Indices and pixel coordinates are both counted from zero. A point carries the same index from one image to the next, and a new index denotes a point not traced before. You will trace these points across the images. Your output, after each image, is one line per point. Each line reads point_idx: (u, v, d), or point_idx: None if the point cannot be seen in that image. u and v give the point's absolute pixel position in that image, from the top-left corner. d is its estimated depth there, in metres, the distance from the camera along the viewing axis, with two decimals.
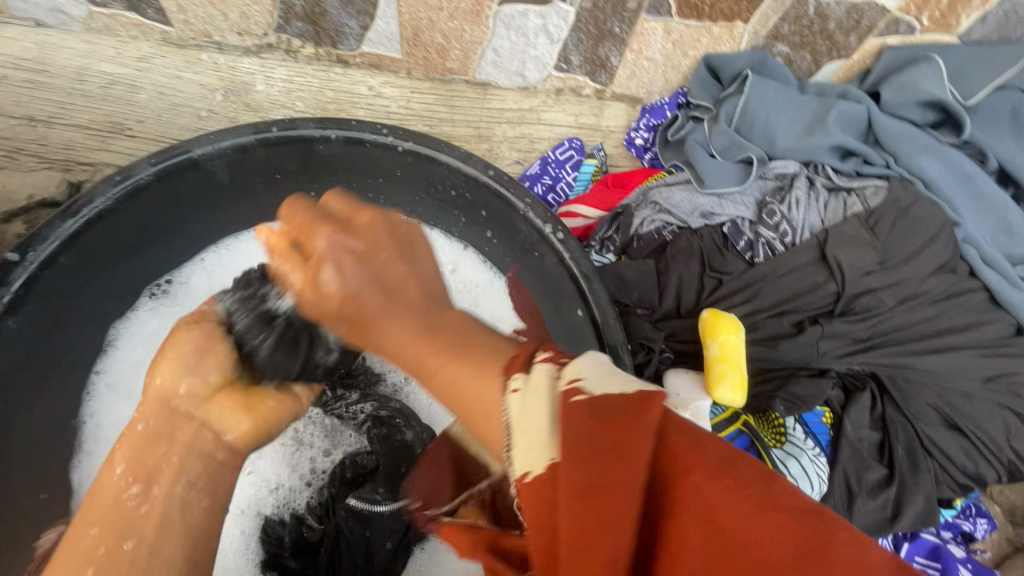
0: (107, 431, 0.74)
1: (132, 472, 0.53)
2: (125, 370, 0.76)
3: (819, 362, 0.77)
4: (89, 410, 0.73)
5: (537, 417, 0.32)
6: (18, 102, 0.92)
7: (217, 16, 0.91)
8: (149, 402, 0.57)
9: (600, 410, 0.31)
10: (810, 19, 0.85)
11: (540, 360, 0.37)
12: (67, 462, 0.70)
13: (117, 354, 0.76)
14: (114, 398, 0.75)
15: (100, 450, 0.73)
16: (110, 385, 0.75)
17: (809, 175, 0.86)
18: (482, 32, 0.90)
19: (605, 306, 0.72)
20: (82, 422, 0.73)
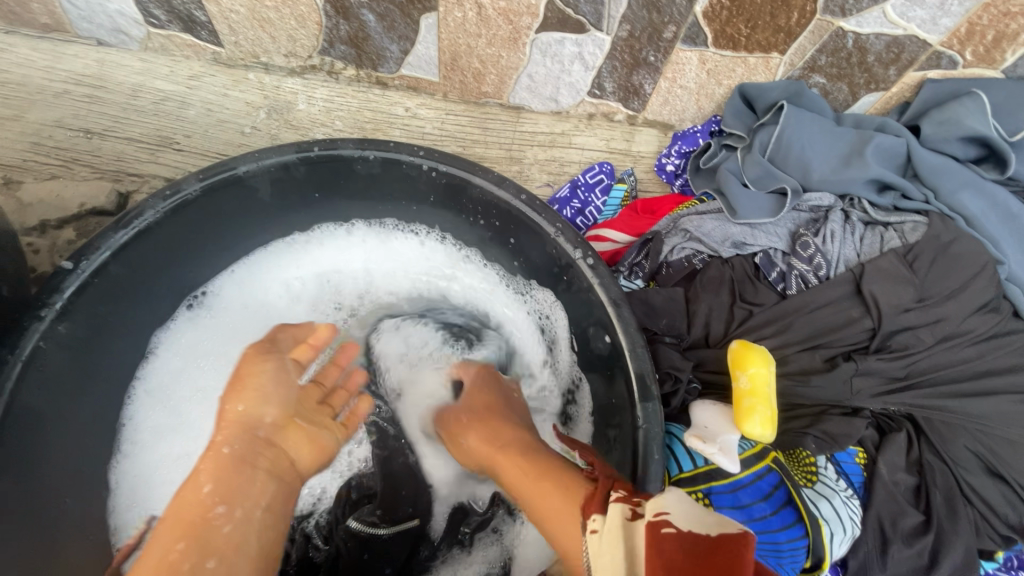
0: (142, 435, 0.77)
1: (217, 493, 0.61)
2: (164, 378, 0.80)
3: (853, 401, 0.74)
4: (128, 413, 0.77)
5: (613, 556, 0.47)
6: (77, 116, 0.97)
7: (266, 38, 0.95)
8: (229, 426, 0.66)
9: (689, 553, 0.43)
10: (848, 51, 0.85)
11: (614, 498, 0.52)
12: (102, 464, 0.74)
13: (155, 363, 0.79)
14: (152, 404, 0.79)
15: (134, 451, 0.77)
16: (149, 392, 0.79)
17: (844, 208, 0.85)
18: (519, 58, 0.92)
19: (633, 333, 0.71)
20: (120, 424, 0.76)
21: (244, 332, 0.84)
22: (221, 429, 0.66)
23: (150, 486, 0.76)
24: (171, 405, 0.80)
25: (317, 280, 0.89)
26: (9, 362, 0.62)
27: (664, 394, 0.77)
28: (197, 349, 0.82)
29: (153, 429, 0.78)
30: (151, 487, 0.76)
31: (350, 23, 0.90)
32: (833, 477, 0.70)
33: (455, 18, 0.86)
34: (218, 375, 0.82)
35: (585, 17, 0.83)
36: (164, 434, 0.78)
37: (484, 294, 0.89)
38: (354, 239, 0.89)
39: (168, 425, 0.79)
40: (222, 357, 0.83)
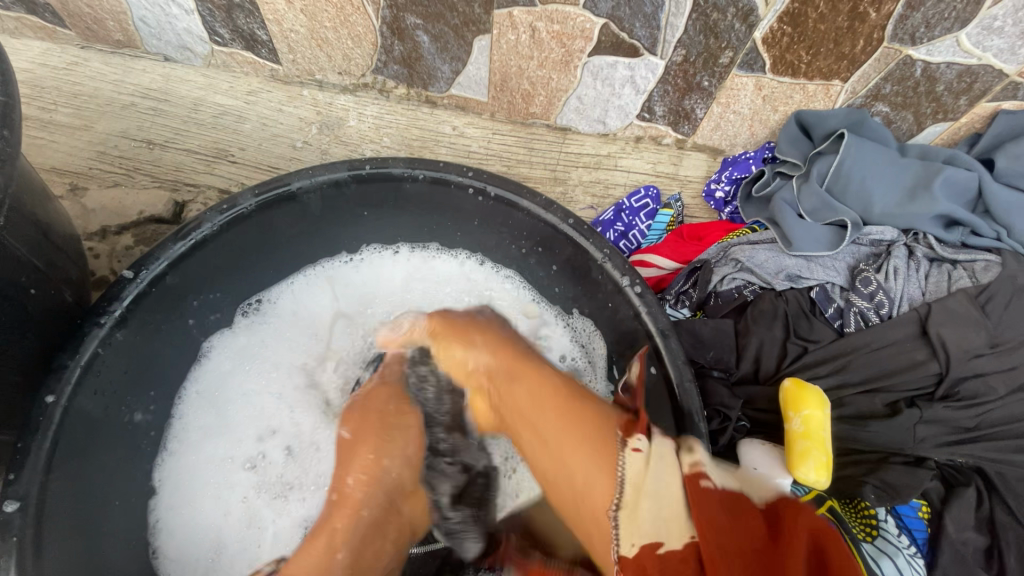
0: (188, 437, 0.78)
1: (350, 565, 0.57)
2: (213, 380, 0.81)
3: (916, 450, 0.70)
4: (178, 413, 0.78)
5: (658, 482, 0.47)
6: (142, 128, 1.02)
7: (323, 57, 0.98)
8: (366, 483, 0.62)
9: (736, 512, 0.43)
10: (915, 80, 0.81)
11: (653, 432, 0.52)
12: (151, 463, 0.75)
13: (206, 365, 0.81)
14: (200, 406, 0.80)
15: (180, 452, 0.77)
16: (197, 393, 0.80)
17: (908, 243, 0.81)
18: (570, 80, 0.92)
19: (682, 366, 0.68)
20: (169, 423, 0.78)
21: (292, 343, 0.85)
22: (340, 509, 0.60)
23: (195, 486, 0.76)
24: (220, 408, 0.80)
25: (362, 295, 0.89)
26: (69, 367, 0.63)
27: (711, 431, 0.74)
28: (247, 353, 0.83)
29: (200, 430, 0.79)
30: (195, 489, 0.76)
31: (404, 43, 0.92)
32: (895, 532, 0.66)
33: (509, 40, 0.87)
34: (265, 383, 0.83)
35: (640, 41, 0.82)
36: (210, 436, 0.79)
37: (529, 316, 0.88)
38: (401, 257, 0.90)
39: (215, 430, 0.79)
40: (266, 365, 0.83)
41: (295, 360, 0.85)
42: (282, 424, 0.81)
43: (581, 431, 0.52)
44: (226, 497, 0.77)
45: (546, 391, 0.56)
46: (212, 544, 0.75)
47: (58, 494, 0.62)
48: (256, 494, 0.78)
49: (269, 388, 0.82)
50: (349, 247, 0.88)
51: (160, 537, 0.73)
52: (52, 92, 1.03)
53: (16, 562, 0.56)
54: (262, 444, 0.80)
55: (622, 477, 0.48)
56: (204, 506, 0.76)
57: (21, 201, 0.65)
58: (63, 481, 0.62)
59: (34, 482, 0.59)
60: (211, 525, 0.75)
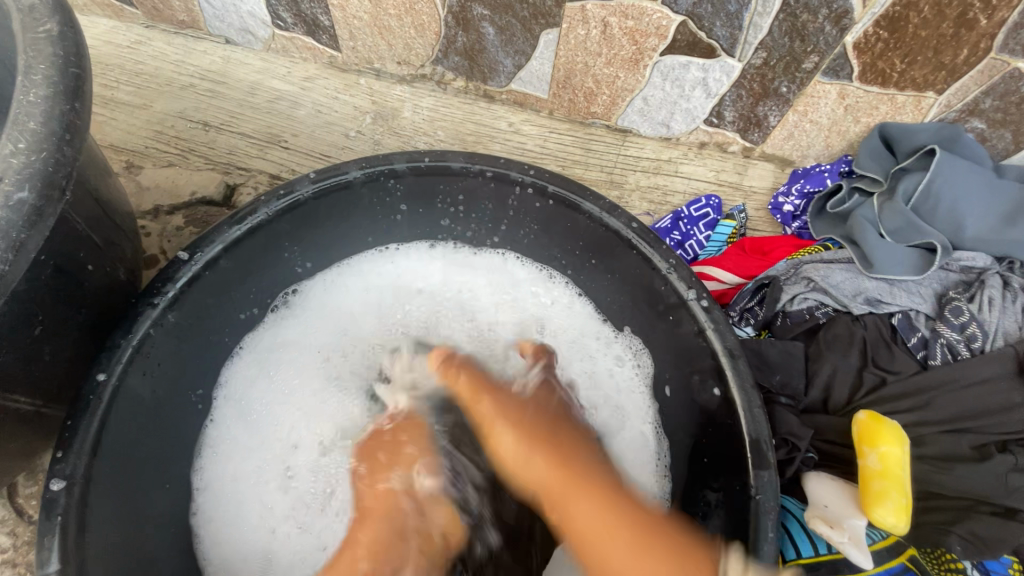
0: (221, 448, 0.75)
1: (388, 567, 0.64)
2: (241, 386, 0.77)
3: (1007, 500, 0.63)
4: (212, 422, 0.75)
5: None
6: (199, 109, 1.02)
7: (383, 46, 0.96)
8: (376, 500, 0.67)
9: None
10: (1021, 96, 0.75)
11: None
12: (190, 466, 0.73)
13: (234, 365, 0.77)
14: (231, 411, 0.76)
15: (214, 461, 0.74)
16: (227, 398, 0.77)
17: (1002, 273, 0.74)
18: (636, 80, 0.88)
19: (750, 390, 0.64)
20: (205, 433, 0.75)
21: (320, 339, 0.82)
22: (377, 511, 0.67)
23: (232, 496, 0.74)
24: (248, 418, 0.77)
25: (394, 296, 0.86)
26: (121, 346, 0.63)
27: (777, 461, 0.68)
28: (278, 356, 0.80)
29: (232, 441, 0.76)
30: (235, 503, 0.73)
31: (468, 34, 0.89)
32: None
33: (577, 35, 0.83)
34: (292, 389, 0.79)
35: (718, 41, 0.78)
36: (246, 449, 0.76)
37: (580, 336, 0.83)
38: (436, 255, 0.87)
39: (250, 441, 0.76)
40: (294, 371, 0.80)
41: (318, 366, 0.81)
42: (307, 438, 0.78)
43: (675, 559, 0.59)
44: (269, 514, 0.74)
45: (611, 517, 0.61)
46: (258, 562, 0.72)
47: (103, 474, 0.61)
48: (296, 508, 0.75)
49: (298, 395, 0.79)
50: (386, 241, 0.85)
51: (200, 548, 0.71)
52: (115, 70, 1.04)
53: (59, 543, 0.55)
54: (294, 456, 0.77)
55: None
56: (245, 522, 0.73)
57: (85, 174, 0.64)
58: (109, 463, 0.62)
59: (81, 461, 0.58)
60: (255, 541, 0.73)
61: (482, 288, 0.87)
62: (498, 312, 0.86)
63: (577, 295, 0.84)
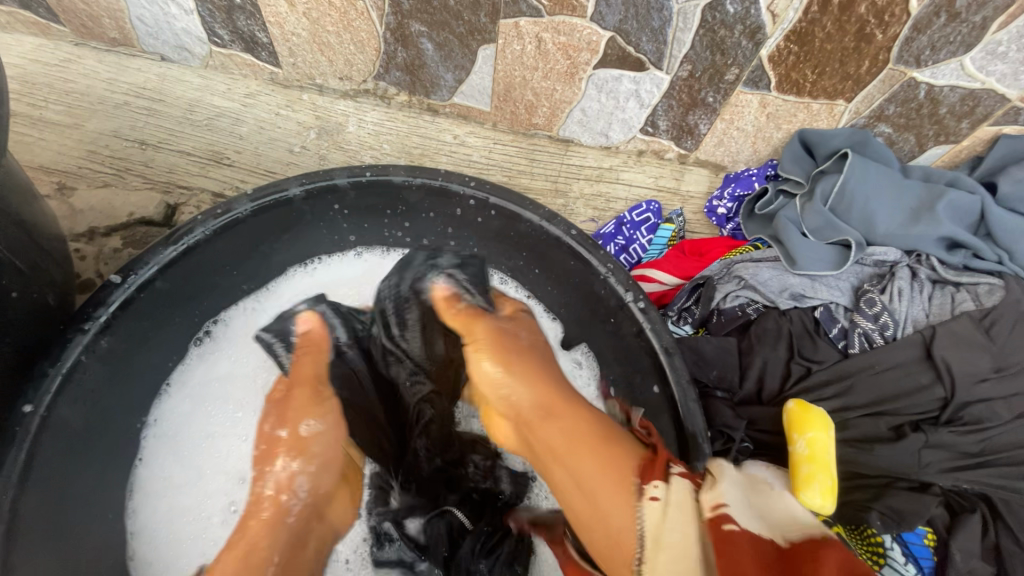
0: (156, 488, 0.73)
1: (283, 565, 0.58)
2: (173, 423, 0.75)
3: (922, 476, 0.68)
4: (143, 462, 0.73)
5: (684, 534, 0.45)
6: (135, 128, 1.00)
7: (323, 62, 0.96)
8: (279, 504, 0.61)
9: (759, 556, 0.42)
10: (919, 102, 0.82)
11: (676, 475, 0.50)
12: (123, 508, 0.70)
13: (165, 403, 0.75)
14: (164, 450, 0.74)
15: (148, 503, 0.72)
16: (158, 436, 0.74)
17: (911, 265, 0.80)
18: (573, 93, 0.91)
19: (686, 386, 0.67)
20: (137, 474, 0.72)
21: (247, 367, 0.79)
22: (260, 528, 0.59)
23: (172, 536, 0.71)
24: (184, 455, 0.74)
25: None
26: (49, 374, 0.61)
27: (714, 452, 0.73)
28: (206, 389, 0.77)
29: (168, 480, 0.73)
30: (176, 542, 0.71)
31: (408, 50, 0.91)
32: (900, 561, 0.66)
33: (514, 51, 0.86)
34: (226, 421, 0.76)
35: (646, 55, 0.82)
36: (179, 488, 0.73)
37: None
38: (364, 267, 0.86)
39: (187, 478, 0.74)
40: (226, 404, 0.77)
41: (250, 393, 0.78)
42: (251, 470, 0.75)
43: (620, 479, 0.50)
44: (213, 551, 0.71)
45: (581, 432, 0.54)
46: None
47: (34, 507, 0.59)
48: None
49: (231, 427, 0.76)
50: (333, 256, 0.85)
51: None
52: (43, 89, 1.01)
53: None
54: (233, 487, 0.73)
55: (642, 527, 0.47)
56: (187, 562, 0.70)
57: (5, 199, 0.62)
58: (37, 496, 0.59)
59: (8, 496, 0.56)
60: None
61: None
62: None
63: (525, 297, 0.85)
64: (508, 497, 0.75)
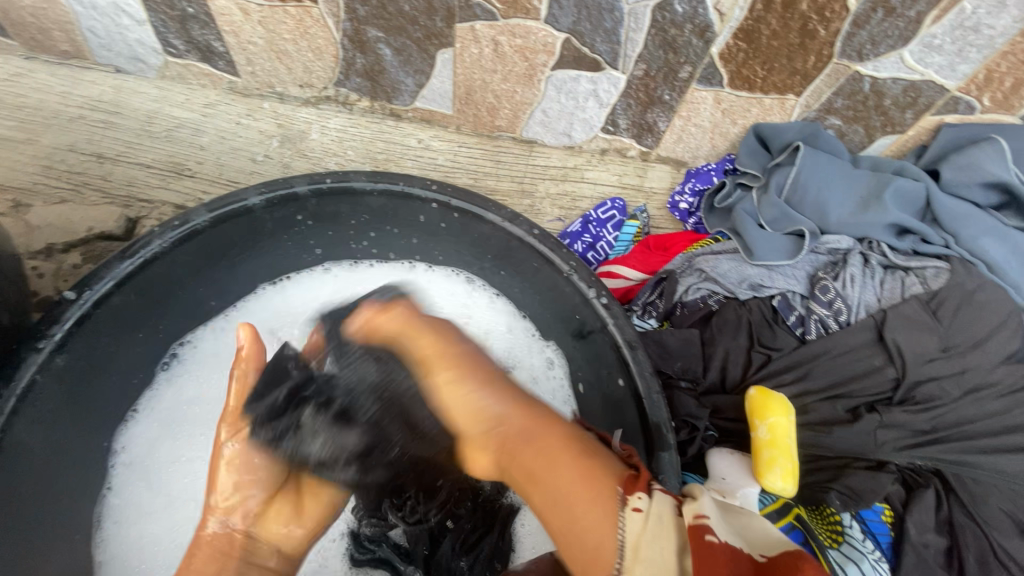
0: (126, 516, 0.71)
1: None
2: (142, 450, 0.74)
3: (877, 454, 0.71)
4: (111, 489, 0.71)
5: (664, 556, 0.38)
6: (91, 141, 0.98)
7: (282, 69, 0.96)
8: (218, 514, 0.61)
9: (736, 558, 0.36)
10: (865, 94, 0.85)
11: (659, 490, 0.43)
12: (92, 538, 0.69)
13: (133, 429, 0.74)
14: (133, 477, 0.73)
15: (119, 531, 0.70)
16: (127, 464, 0.73)
17: (863, 251, 0.83)
18: (533, 94, 0.92)
19: (649, 378, 0.69)
20: (104, 502, 0.71)
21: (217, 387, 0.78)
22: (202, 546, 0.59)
23: (143, 565, 0.69)
24: (154, 481, 0.73)
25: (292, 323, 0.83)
26: (3, 395, 0.59)
27: (680, 442, 0.74)
28: (176, 413, 0.76)
29: (138, 507, 0.72)
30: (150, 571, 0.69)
31: (366, 56, 0.91)
32: (859, 538, 0.66)
33: (471, 54, 0.87)
34: (197, 443, 0.75)
35: (601, 55, 0.83)
36: (150, 514, 0.72)
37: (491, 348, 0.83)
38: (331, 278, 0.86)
39: (159, 504, 0.72)
40: (198, 426, 0.76)
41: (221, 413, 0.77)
42: None
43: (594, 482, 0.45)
44: None
45: (557, 446, 0.49)
46: None
47: None
48: None
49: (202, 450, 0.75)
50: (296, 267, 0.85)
51: None
52: None
53: None
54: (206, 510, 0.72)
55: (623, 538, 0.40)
56: None
57: None
58: None
59: None
60: None
61: None
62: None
63: (495, 296, 0.85)
64: (488, 493, 0.74)
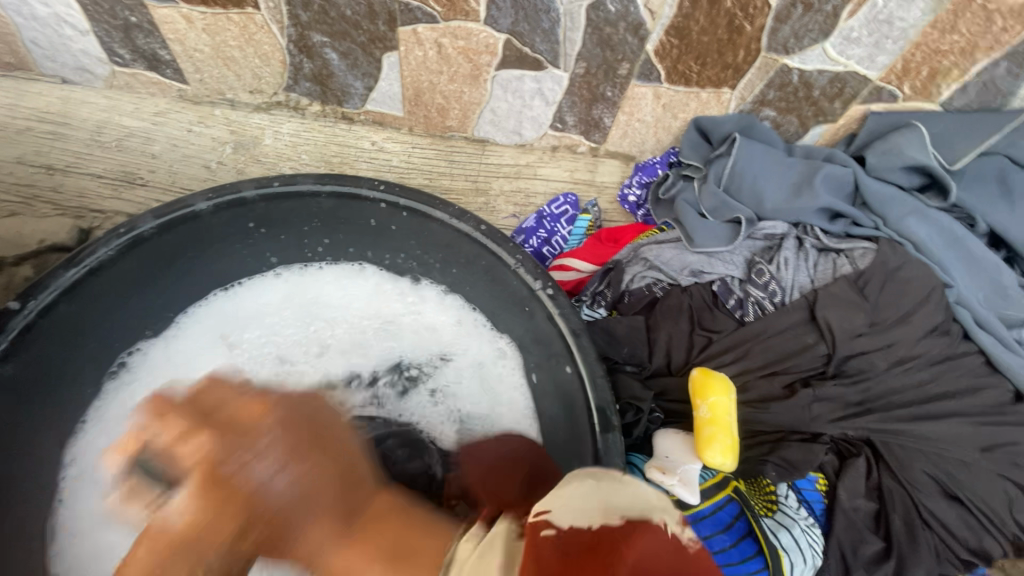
0: (83, 526, 0.70)
1: None
2: (94, 460, 0.72)
3: (812, 427, 0.75)
4: (66, 503, 0.70)
5: (496, 555, 0.35)
6: (39, 153, 0.97)
7: (231, 76, 0.97)
8: None
9: (569, 551, 0.31)
10: (794, 86, 0.88)
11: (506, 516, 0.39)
12: (46, 550, 0.67)
13: (83, 440, 0.73)
14: (87, 488, 0.71)
15: (76, 544, 0.69)
16: (79, 475, 0.71)
17: (798, 236, 0.87)
18: (481, 94, 0.95)
19: (593, 364, 0.71)
20: (59, 516, 0.69)
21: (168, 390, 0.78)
22: None
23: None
24: None
25: (239, 325, 0.83)
26: None
27: (626, 424, 0.77)
28: (126, 421, 0.75)
29: (93, 518, 0.70)
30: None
31: (313, 61, 0.92)
32: (794, 506, 0.70)
33: (417, 56, 0.89)
34: None
35: (542, 55, 0.86)
36: (104, 526, 0.70)
37: (437, 339, 0.85)
38: (281, 280, 0.86)
39: (112, 513, 0.70)
40: None
41: None
42: None
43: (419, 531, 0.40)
44: None
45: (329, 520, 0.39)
46: None
47: None
48: None
49: None
50: (243, 272, 0.84)
51: None
52: None
53: None
54: None
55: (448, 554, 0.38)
56: None
57: None
58: None
59: None
60: None
61: (338, 298, 0.86)
62: (360, 324, 0.86)
63: (445, 290, 0.87)
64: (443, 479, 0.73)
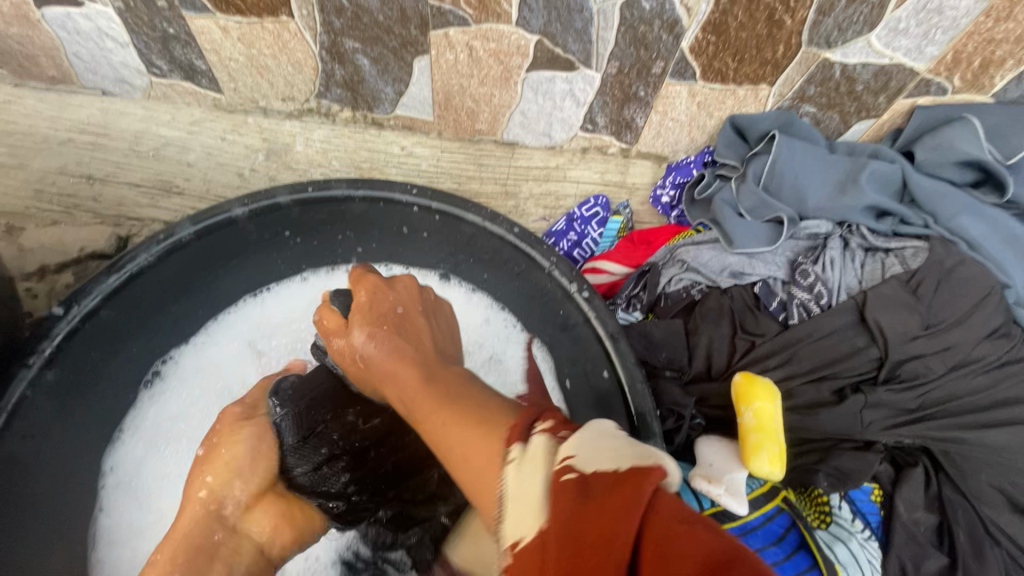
0: (121, 537, 0.70)
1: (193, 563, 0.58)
2: (132, 469, 0.73)
3: (864, 435, 0.71)
4: (104, 512, 0.70)
5: (532, 483, 0.41)
6: (80, 163, 0.99)
7: (264, 84, 0.98)
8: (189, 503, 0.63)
9: (589, 492, 0.37)
10: (836, 81, 0.85)
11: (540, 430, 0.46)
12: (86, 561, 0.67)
13: (121, 449, 0.73)
14: (125, 498, 0.71)
15: (115, 555, 0.69)
16: (116, 484, 0.71)
17: (843, 235, 0.84)
18: (511, 96, 0.94)
19: (633, 369, 0.69)
20: (99, 525, 0.69)
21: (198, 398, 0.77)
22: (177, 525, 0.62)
23: None
24: (143, 501, 0.71)
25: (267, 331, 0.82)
26: None
27: (666, 430, 0.75)
28: (162, 431, 0.75)
29: (131, 527, 0.70)
30: None
31: (344, 67, 0.92)
32: (848, 518, 0.67)
33: (447, 60, 0.89)
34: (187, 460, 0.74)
35: (574, 55, 0.85)
36: (142, 534, 0.70)
37: None
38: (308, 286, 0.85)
39: (148, 523, 0.71)
40: (186, 441, 0.75)
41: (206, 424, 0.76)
42: None
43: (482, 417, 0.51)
44: None
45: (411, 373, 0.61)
46: None
47: None
48: None
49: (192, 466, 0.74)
50: (269, 278, 0.83)
51: None
52: None
53: None
54: None
55: (503, 492, 0.43)
56: None
57: None
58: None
59: None
60: None
61: None
62: None
63: (473, 292, 0.84)
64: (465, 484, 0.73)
